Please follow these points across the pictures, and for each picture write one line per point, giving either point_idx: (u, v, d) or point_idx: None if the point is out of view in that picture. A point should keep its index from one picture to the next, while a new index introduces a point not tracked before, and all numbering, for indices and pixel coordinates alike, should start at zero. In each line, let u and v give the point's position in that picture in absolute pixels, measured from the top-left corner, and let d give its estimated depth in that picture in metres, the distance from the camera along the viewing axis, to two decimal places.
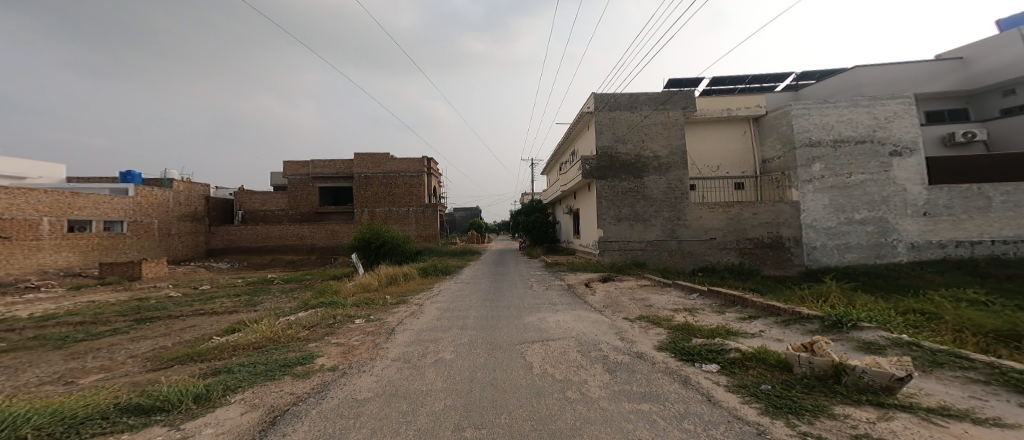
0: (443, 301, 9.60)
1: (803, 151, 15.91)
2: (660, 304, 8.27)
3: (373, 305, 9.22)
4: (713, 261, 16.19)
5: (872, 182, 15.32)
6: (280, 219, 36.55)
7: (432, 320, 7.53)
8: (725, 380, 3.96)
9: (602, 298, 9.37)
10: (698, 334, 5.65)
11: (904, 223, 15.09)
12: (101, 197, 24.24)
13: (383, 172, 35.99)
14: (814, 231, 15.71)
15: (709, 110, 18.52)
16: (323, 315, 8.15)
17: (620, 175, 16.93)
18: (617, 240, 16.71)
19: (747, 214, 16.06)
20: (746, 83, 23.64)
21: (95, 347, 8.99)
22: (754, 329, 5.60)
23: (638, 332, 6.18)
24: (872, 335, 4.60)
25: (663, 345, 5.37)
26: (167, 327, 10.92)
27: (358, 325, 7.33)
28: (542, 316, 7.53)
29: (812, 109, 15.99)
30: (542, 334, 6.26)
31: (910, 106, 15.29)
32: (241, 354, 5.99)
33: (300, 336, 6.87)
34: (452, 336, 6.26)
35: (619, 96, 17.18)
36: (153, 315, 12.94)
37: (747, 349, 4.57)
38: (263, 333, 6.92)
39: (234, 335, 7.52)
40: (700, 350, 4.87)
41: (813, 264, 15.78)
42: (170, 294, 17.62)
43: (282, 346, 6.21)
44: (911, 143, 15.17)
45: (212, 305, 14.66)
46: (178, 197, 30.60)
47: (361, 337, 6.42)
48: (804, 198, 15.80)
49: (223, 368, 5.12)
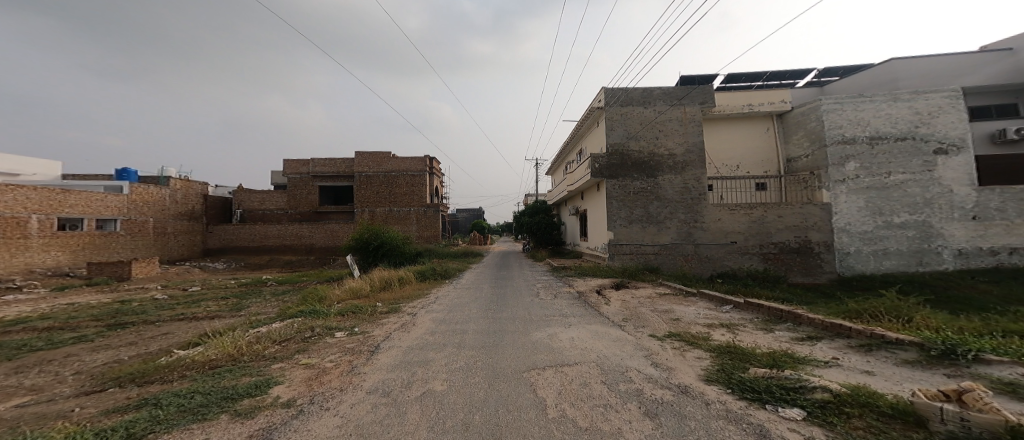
0: (438, 310, 8.51)
1: (835, 149, 14.75)
2: (690, 318, 7.11)
3: (360, 314, 8.13)
4: (734, 267, 14.96)
5: (913, 183, 14.04)
6: (279, 219, 35.76)
7: (424, 335, 6.41)
8: (824, 436, 2.74)
9: (619, 309, 8.21)
10: (754, 360, 4.43)
11: (949, 228, 13.80)
12: (94, 194, 23.50)
13: (385, 172, 35.14)
14: (847, 236, 14.44)
15: (728, 105, 17.37)
16: (299, 327, 7.03)
17: (633, 174, 15.78)
18: (629, 243, 15.52)
19: (772, 216, 14.81)
20: (765, 79, 22.50)
21: (47, 359, 8.02)
22: (825, 354, 4.37)
23: (672, 356, 5.01)
24: (1010, 372, 3.33)
25: (711, 376, 4.18)
26: (138, 335, 9.92)
27: (338, 340, 6.27)
28: (553, 331, 6.39)
29: (845, 104, 14.83)
30: (555, 357, 5.11)
31: (958, 100, 14.03)
32: (187, 377, 4.93)
33: (267, 352, 5.80)
34: (445, 359, 5.13)
35: (631, 90, 16.08)
36: (128, 321, 11.93)
37: (835, 387, 3.33)
38: (225, 348, 5.89)
39: (193, 350, 6.47)
40: (766, 385, 3.65)
41: (846, 271, 14.47)
42: (155, 296, 16.69)
43: (239, 367, 5.11)
44: (958, 140, 13.87)
45: (195, 309, 13.67)
46: (176, 195, 29.87)
47: (336, 357, 5.32)
48: (836, 200, 14.55)
49: (152, 400, 4.05)
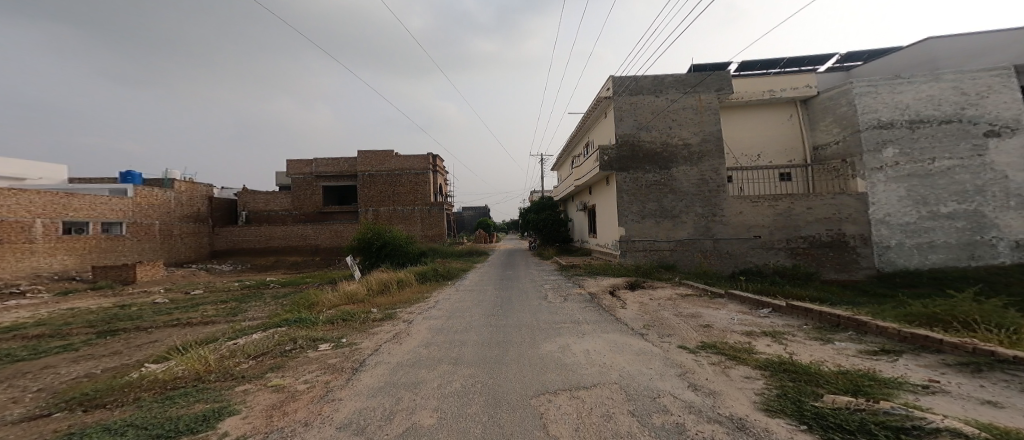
0: (436, 316, 7.71)
1: (870, 134, 13.52)
2: (722, 324, 6.18)
3: (350, 322, 7.37)
4: (759, 264, 13.86)
5: (961, 169, 12.77)
6: (285, 220, 35.60)
7: (417, 348, 5.61)
8: None
9: (637, 313, 7.33)
10: (825, 384, 3.51)
11: (1005, 217, 12.52)
12: (98, 198, 23.30)
13: (388, 171, 34.57)
14: (887, 228, 13.22)
15: (747, 92, 16.22)
16: (278, 339, 6.28)
17: (645, 167, 14.76)
18: (643, 240, 14.53)
19: (800, 208, 13.66)
20: (782, 66, 21.25)
21: (23, 371, 7.47)
22: (920, 377, 3.50)
23: (713, 375, 4.11)
24: None
25: (773, 405, 3.28)
26: (124, 343, 9.37)
27: (320, 354, 5.52)
28: (564, 343, 5.53)
29: (879, 86, 13.61)
30: (571, 378, 4.25)
31: (1010, 77, 12.70)
32: (136, 402, 4.19)
33: (237, 369, 5.06)
34: (440, 380, 4.31)
35: (641, 78, 15.04)
36: (120, 327, 11.41)
37: (969, 430, 2.41)
38: (192, 365, 5.15)
39: (161, 364, 5.78)
40: (859, 422, 2.75)
41: (887, 267, 13.27)
42: (154, 300, 16.33)
43: (197, 390, 4.33)
44: (1012, 121, 12.58)
45: (190, 313, 13.17)
46: (180, 197, 29.71)
47: (313, 377, 4.54)
48: (873, 189, 13.33)
49: (75, 436, 3.29)
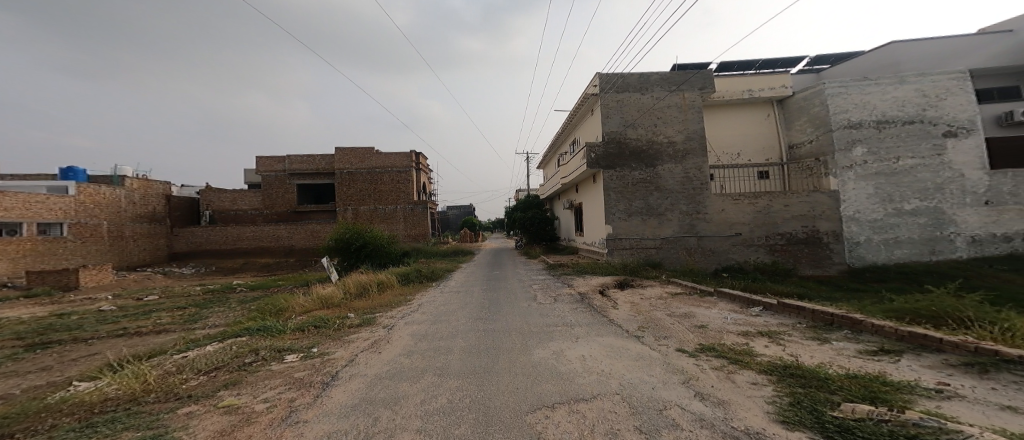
0: (419, 321, 7.20)
1: (841, 133, 13.99)
2: (718, 324, 6.02)
3: (323, 330, 6.74)
4: (740, 261, 14.09)
5: (923, 168, 13.42)
6: (253, 219, 33.64)
7: (397, 357, 5.12)
8: None
9: (631, 313, 7.10)
10: (837, 390, 3.31)
11: (962, 214, 13.25)
12: (33, 196, 21.03)
13: (367, 168, 33.29)
14: (857, 224, 13.73)
15: (728, 91, 16.50)
16: (237, 351, 5.60)
17: (631, 164, 14.70)
18: (629, 238, 14.48)
19: (778, 206, 13.96)
20: (758, 69, 21.94)
21: None
22: (930, 380, 3.37)
23: (717, 382, 3.87)
24: None
25: (790, 416, 3.03)
26: (60, 358, 8.26)
27: (285, 367, 4.93)
28: (558, 348, 5.19)
29: (850, 87, 14.11)
30: (568, 388, 3.90)
31: (965, 81, 13.42)
32: (49, 432, 3.49)
33: (183, 388, 4.40)
34: (423, 395, 3.85)
35: (627, 75, 14.94)
36: (56, 339, 10.16)
37: None
38: (129, 385, 4.44)
39: (94, 383, 4.99)
40: (888, 435, 2.53)
41: (857, 262, 13.80)
42: (101, 308, 14.80)
43: (128, 416, 3.67)
44: (967, 122, 13.32)
45: (143, 322, 11.95)
46: (133, 196, 27.43)
47: (274, 395, 3.98)
48: (844, 187, 13.80)
49: None
